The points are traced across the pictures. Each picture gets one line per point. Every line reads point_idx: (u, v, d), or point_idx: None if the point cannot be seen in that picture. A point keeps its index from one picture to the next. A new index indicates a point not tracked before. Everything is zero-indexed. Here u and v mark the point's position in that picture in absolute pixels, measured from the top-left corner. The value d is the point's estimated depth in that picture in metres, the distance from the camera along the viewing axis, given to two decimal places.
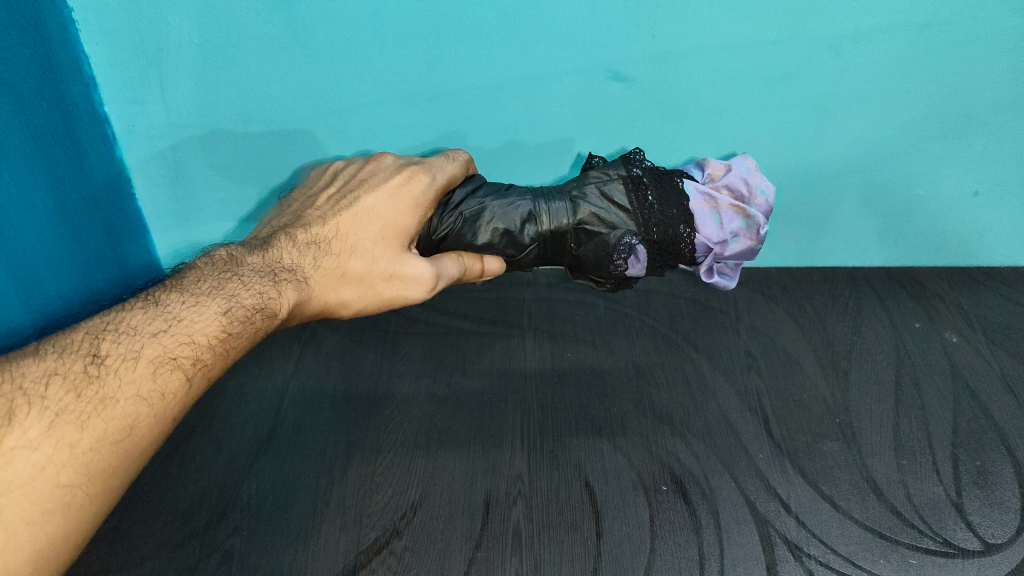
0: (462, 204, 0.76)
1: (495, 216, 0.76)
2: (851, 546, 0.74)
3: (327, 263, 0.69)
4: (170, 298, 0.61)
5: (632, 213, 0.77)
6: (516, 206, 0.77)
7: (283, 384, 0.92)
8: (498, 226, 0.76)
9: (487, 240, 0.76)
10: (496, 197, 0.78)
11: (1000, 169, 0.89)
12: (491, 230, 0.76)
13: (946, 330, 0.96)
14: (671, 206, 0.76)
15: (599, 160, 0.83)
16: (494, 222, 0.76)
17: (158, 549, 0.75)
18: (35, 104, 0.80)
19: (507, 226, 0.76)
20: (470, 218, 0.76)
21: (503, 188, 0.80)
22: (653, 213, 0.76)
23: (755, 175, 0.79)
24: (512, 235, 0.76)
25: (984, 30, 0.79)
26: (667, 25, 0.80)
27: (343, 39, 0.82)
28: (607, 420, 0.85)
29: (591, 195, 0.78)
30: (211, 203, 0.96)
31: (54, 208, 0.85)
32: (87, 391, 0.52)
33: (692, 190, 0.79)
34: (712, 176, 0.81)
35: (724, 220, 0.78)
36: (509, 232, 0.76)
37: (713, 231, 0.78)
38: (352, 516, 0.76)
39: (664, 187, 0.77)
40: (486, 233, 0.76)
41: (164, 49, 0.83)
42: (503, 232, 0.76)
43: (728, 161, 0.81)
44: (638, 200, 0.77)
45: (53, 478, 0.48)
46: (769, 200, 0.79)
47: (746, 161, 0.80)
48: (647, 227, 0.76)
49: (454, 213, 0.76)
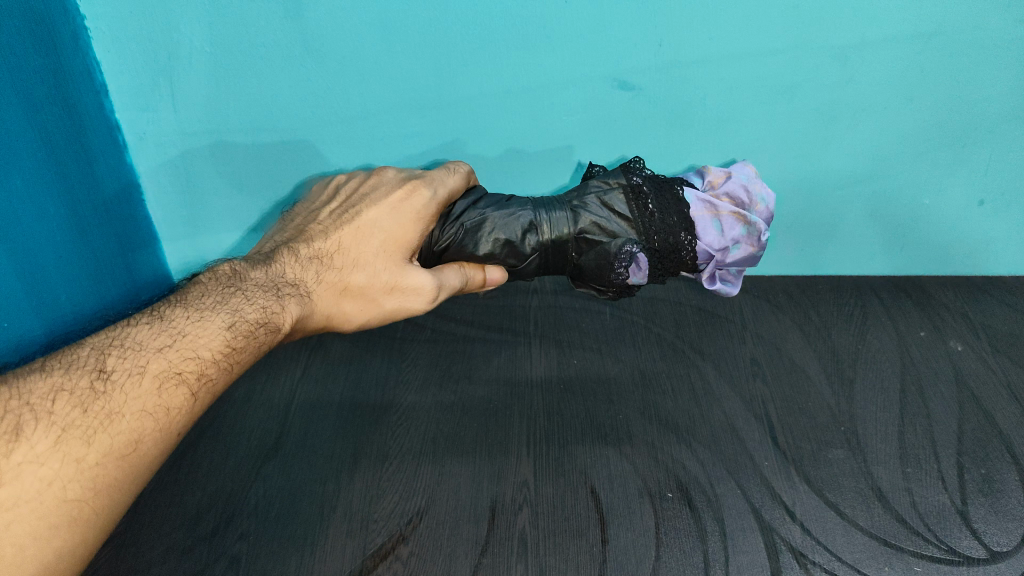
0: (463, 216, 0.77)
1: (496, 226, 0.76)
2: (857, 554, 0.74)
3: (329, 278, 0.70)
4: (174, 313, 0.62)
5: (632, 221, 0.78)
6: (517, 217, 0.77)
7: (291, 390, 0.92)
8: (498, 236, 0.76)
9: (488, 251, 0.76)
10: (497, 207, 0.78)
11: (1007, 178, 0.89)
12: (492, 241, 0.76)
13: (952, 339, 0.96)
14: (670, 214, 0.77)
15: (599, 170, 0.84)
16: (495, 232, 0.76)
17: (166, 554, 0.76)
18: (47, 112, 0.81)
19: (508, 236, 0.76)
20: (471, 229, 0.77)
21: (503, 198, 0.80)
22: (653, 221, 0.77)
23: (755, 183, 0.81)
24: (513, 245, 0.77)
25: (990, 39, 0.79)
26: (674, 33, 0.80)
27: (353, 48, 0.83)
28: (611, 427, 0.86)
29: (591, 204, 0.78)
30: (221, 211, 0.97)
31: (66, 217, 0.86)
32: (93, 405, 0.54)
33: (692, 197, 0.79)
34: (712, 183, 0.81)
35: (724, 227, 0.78)
36: (510, 242, 0.76)
37: (714, 238, 0.78)
38: (359, 521, 0.77)
39: (664, 195, 0.78)
40: (487, 244, 0.76)
41: (174, 58, 0.84)
42: (504, 242, 0.76)
43: (728, 169, 0.82)
44: (638, 208, 0.78)
45: (59, 493, 0.50)
46: (769, 207, 0.81)
47: (746, 168, 0.81)
48: (648, 235, 0.77)
49: (455, 224, 0.77)
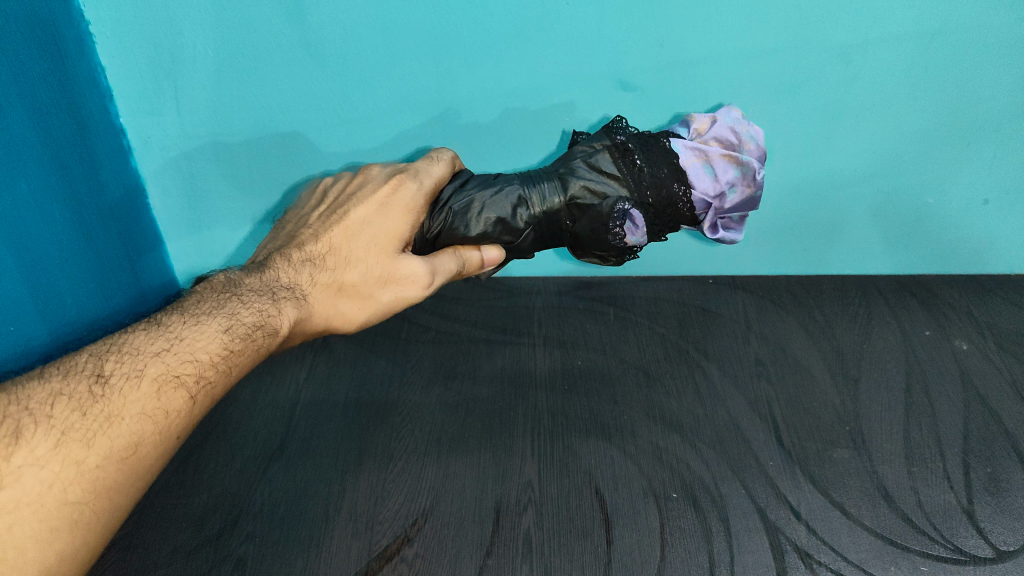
0: (451, 200, 0.73)
1: (485, 205, 0.73)
2: (863, 554, 0.74)
3: (324, 278, 0.69)
4: (171, 320, 0.61)
5: (623, 180, 0.73)
6: (506, 193, 0.74)
7: (295, 391, 0.93)
8: (489, 215, 0.72)
9: (481, 231, 0.72)
10: (484, 186, 0.75)
11: (1012, 177, 0.89)
12: (484, 221, 0.72)
13: (957, 337, 0.96)
14: (660, 167, 0.74)
15: (584, 136, 0.80)
16: (486, 211, 0.73)
17: (171, 555, 0.76)
18: (53, 115, 0.81)
19: (499, 214, 0.73)
20: (460, 211, 0.73)
21: (491, 177, 0.77)
22: (643, 176, 0.73)
23: (742, 123, 0.76)
24: (506, 222, 0.73)
25: (993, 38, 0.79)
26: (673, 30, 0.80)
27: (353, 49, 0.83)
28: (616, 425, 0.86)
29: (579, 169, 0.74)
30: (224, 213, 0.97)
31: (71, 219, 0.86)
32: (92, 409, 0.53)
33: (680, 146, 0.75)
34: (698, 131, 0.77)
35: (717, 171, 0.74)
36: (503, 219, 0.73)
37: (709, 184, 0.74)
38: (364, 522, 0.78)
39: (651, 149, 0.75)
40: (479, 224, 0.72)
41: (179, 61, 0.85)
42: (497, 221, 0.73)
43: (712, 114, 0.78)
44: (627, 165, 0.74)
45: (60, 495, 0.49)
46: (761, 144, 0.76)
47: (732, 111, 0.77)
48: (641, 191, 0.73)
49: (443, 209, 0.73)
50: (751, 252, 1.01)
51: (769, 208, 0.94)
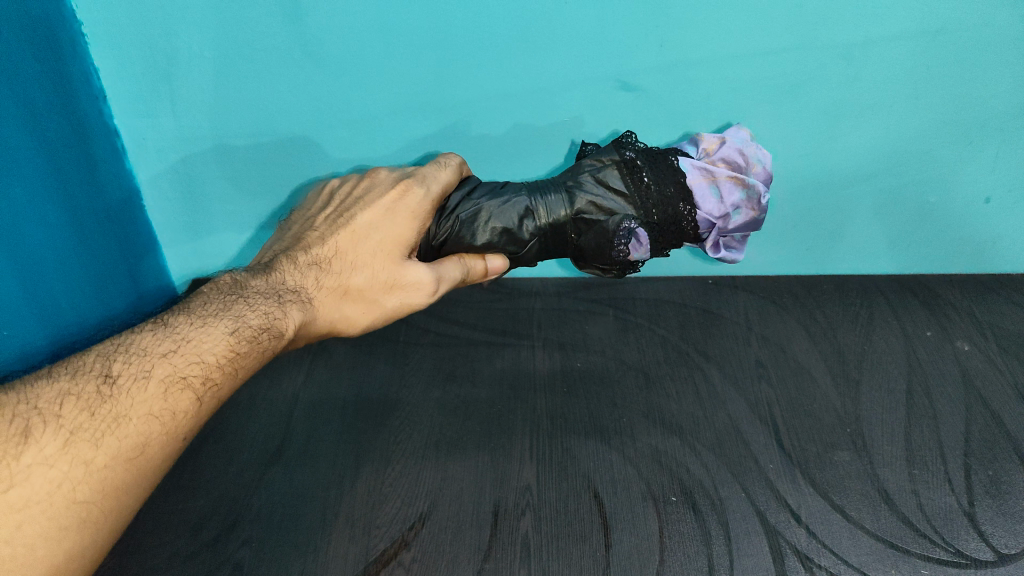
0: (458, 208, 0.74)
1: (492, 215, 0.73)
2: (863, 557, 0.74)
3: (329, 283, 0.68)
4: (178, 321, 0.61)
5: (629, 198, 0.73)
6: (512, 204, 0.74)
7: (294, 394, 0.93)
8: (495, 225, 0.73)
9: (487, 241, 0.73)
10: (492, 196, 0.75)
11: (1014, 177, 0.88)
12: (490, 230, 0.72)
13: (959, 338, 0.95)
14: (667, 185, 0.73)
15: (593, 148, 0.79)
16: (492, 221, 0.73)
17: (170, 560, 0.76)
18: (49, 118, 0.80)
19: (505, 224, 0.73)
20: (467, 220, 0.73)
21: (498, 185, 0.77)
22: (650, 194, 0.72)
23: (749, 145, 0.77)
24: (511, 232, 0.73)
25: (995, 37, 0.78)
26: (676, 32, 0.80)
27: (352, 52, 0.83)
28: (614, 428, 0.86)
29: (586, 182, 0.74)
30: (222, 215, 0.97)
31: (71, 222, 0.86)
32: (100, 409, 0.52)
33: (688, 165, 0.74)
34: (706, 150, 0.77)
35: (723, 193, 0.73)
36: (508, 230, 0.73)
37: (713, 206, 0.73)
38: (363, 526, 0.78)
39: (659, 166, 0.73)
40: (485, 233, 0.73)
41: (174, 63, 0.85)
42: (502, 231, 0.73)
43: (721, 134, 0.78)
44: (634, 182, 0.73)
45: (69, 494, 0.48)
46: (767, 167, 0.77)
47: (741, 132, 0.78)
48: (646, 209, 0.72)
49: (451, 217, 0.73)
50: (753, 252, 1.00)
51: (769, 207, 0.93)
